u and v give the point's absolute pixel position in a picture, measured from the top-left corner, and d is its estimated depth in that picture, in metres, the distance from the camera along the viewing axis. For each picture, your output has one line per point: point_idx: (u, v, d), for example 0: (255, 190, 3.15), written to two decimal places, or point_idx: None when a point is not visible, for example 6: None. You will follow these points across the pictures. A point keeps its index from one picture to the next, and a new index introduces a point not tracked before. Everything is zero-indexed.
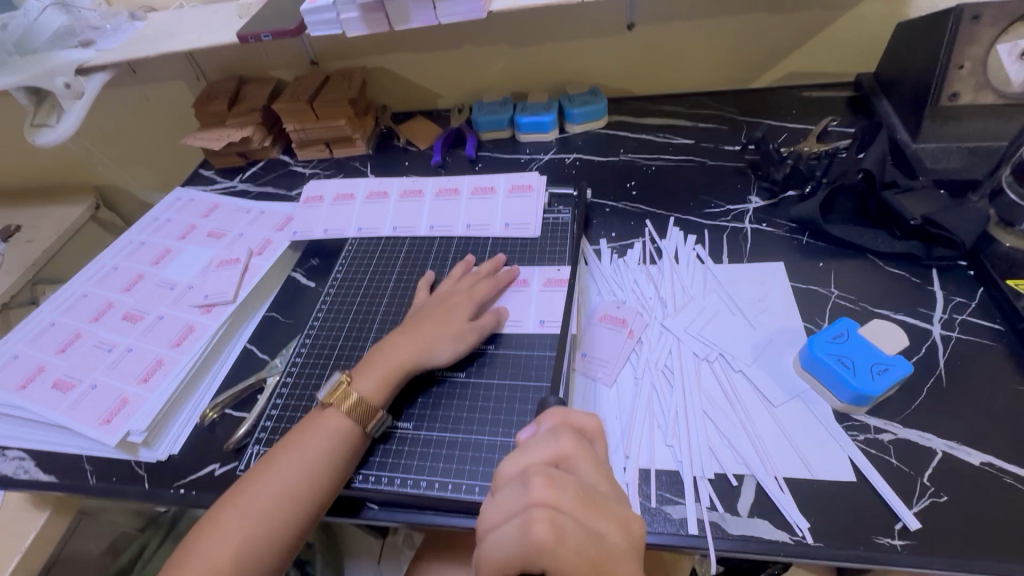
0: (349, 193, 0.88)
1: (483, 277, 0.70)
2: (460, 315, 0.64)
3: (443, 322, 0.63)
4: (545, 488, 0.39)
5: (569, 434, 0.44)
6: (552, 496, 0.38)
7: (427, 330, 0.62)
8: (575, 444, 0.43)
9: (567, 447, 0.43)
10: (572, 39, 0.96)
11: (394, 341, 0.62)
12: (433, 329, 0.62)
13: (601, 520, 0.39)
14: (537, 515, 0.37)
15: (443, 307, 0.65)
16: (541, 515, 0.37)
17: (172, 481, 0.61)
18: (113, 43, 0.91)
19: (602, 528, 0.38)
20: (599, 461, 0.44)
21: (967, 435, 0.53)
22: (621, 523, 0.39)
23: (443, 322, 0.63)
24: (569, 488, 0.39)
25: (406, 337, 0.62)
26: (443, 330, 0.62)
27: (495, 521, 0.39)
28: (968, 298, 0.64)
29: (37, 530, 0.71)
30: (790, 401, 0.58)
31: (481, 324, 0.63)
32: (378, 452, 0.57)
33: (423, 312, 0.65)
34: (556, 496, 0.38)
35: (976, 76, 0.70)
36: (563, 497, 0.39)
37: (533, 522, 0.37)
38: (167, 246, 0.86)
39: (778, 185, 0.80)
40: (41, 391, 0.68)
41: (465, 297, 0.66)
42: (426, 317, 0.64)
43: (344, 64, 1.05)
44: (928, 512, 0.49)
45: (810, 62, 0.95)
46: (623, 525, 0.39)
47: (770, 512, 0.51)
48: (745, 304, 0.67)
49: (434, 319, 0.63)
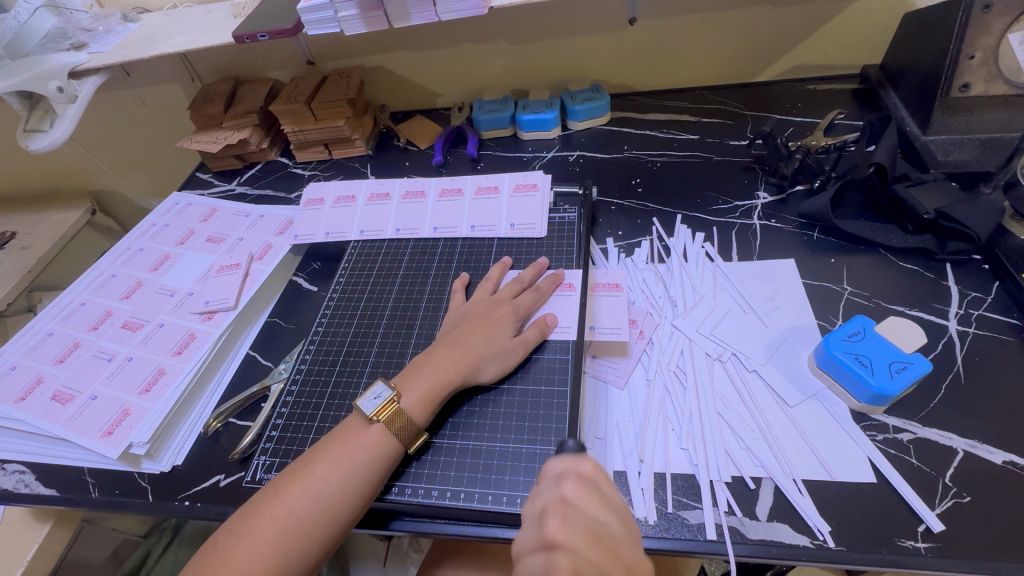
0: (351, 194, 0.86)
1: (525, 286, 0.67)
2: (505, 328, 0.61)
3: (489, 332, 0.60)
4: (559, 530, 0.39)
5: (573, 477, 0.43)
6: (564, 538, 0.39)
7: (472, 344, 0.59)
8: (579, 487, 0.42)
9: (569, 492, 0.42)
10: (574, 34, 0.94)
11: (438, 353, 0.59)
12: (479, 342, 0.59)
13: (613, 565, 0.38)
14: (560, 561, 0.37)
15: (486, 317, 0.62)
16: (562, 559, 0.37)
17: (177, 493, 0.59)
18: (107, 46, 0.89)
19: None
20: (609, 501, 0.42)
21: (987, 433, 0.52)
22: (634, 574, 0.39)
23: (490, 336, 0.60)
24: (582, 529, 0.39)
25: (451, 349, 0.59)
26: (490, 343, 0.60)
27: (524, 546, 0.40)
28: (983, 293, 0.63)
29: (39, 543, 0.69)
30: (806, 401, 0.57)
31: (526, 337, 0.61)
32: (414, 463, 0.55)
33: (466, 323, 0.62)
34: (567, 536, 0.39)
35: (987, 67, 0.68)
36: (577, 539, 0.39)
37: (554, 564, 0.37)
38: (165, 252, 0.85)
39: (786, 181, 0.79)
40: (40, 403, 0.67)
41: (510, 311, 0.63)
42: (470, 328, 0.61)
43: (342, 63, 1.03)
44: (951, 513, 0.48)
45: (815, 55, 0.93)
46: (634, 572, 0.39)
47: (788, 515, 0.50)
48: (757, 303, 0.66)
49: (478, 331, 0.60)
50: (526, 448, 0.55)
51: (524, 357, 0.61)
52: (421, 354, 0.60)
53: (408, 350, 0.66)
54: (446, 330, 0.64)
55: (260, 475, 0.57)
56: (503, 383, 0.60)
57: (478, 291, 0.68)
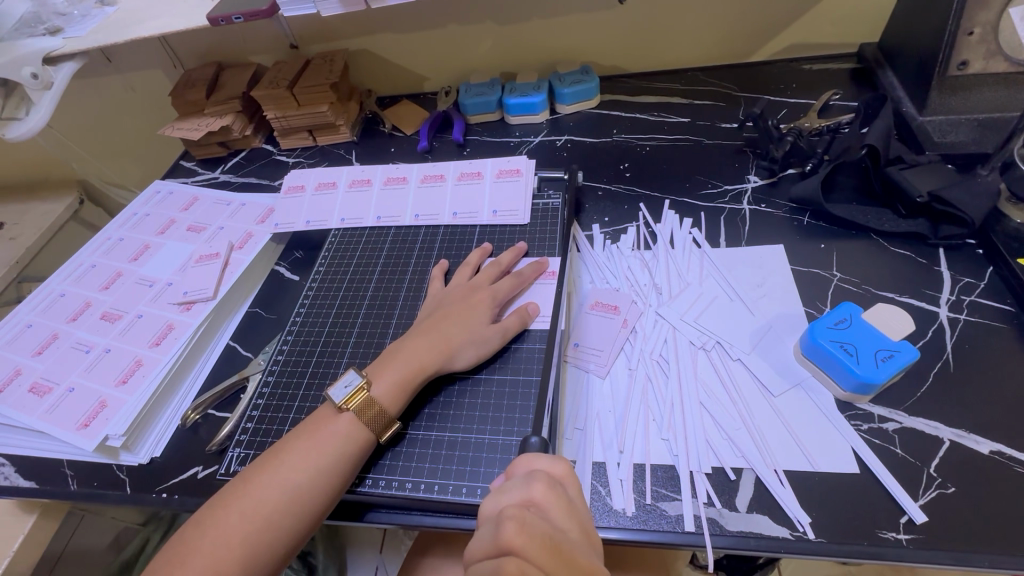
0: (331, 181, 0.85)
1: (503, 271, 0.66)
2: (482, 315, 0.60)
3: (466, 320, 0.59)
4: (515, 535, 0.36)
5: (543, 476, 0.42)
6: (520, 542, 0.36)
7: (447, 330, 0.58)
8: (548, 490, 0.40)
9: (537, 493, 0.40)
10: (562, 14, 0.91)
11: (412, 341, 0.58)
12: (454, 329, 0.58)
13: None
14: (508, 564, 0.34)
15: (461, 303, 0.61)
16: (511, 564, 0.34)
17: (155, 485, 0.59)
18: (82, 30, 0.87)
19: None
20: (574, 509, 0.40)
21: (974, 423, 0.51)
22: None
23: (465, 322, 0.59)
24: (539, 534, 0.36)
25: (426, 337, 0.57)
26: (468, 331, 0.58)
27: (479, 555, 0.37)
28: (977, 279, 0.61)
29: (24, 534, 0.69)
30: (789, 390, 0.56)
31: (504, 325, 0.60)
32: (388, 455, 0.55)
33: (442, 309, 0.61)
34: (523, 542, 0.36)
35: (987, 43, 0.65)
36: (532, 544, 0.36)
37: (501, 569, 0.34)
38: (145, 242, 0.83)
39: (777, 164, 0.76)
40: (17, 395, 0.66)
41: (488, 296, 0.61)
42: (445, 314, 0.60)
43: (326, 47, 1.01)
44: (934, 504, 0.47)
45: (811, 33, 0.91)
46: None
47: (767, 506, 0.49)
48: (743, 289, 0.65)
49: (454, 317, 0.59)
50: (502, 439, 0.54)
51: (502, 345, 0.60)
52: (396, 343, 0.59)
53: (386, 340, 0.64)
54: (422, 318, 0.62)
55: (234, 467, 0.57)
56: (479, 372, 0.59)
57: (457, 277, 0.66)
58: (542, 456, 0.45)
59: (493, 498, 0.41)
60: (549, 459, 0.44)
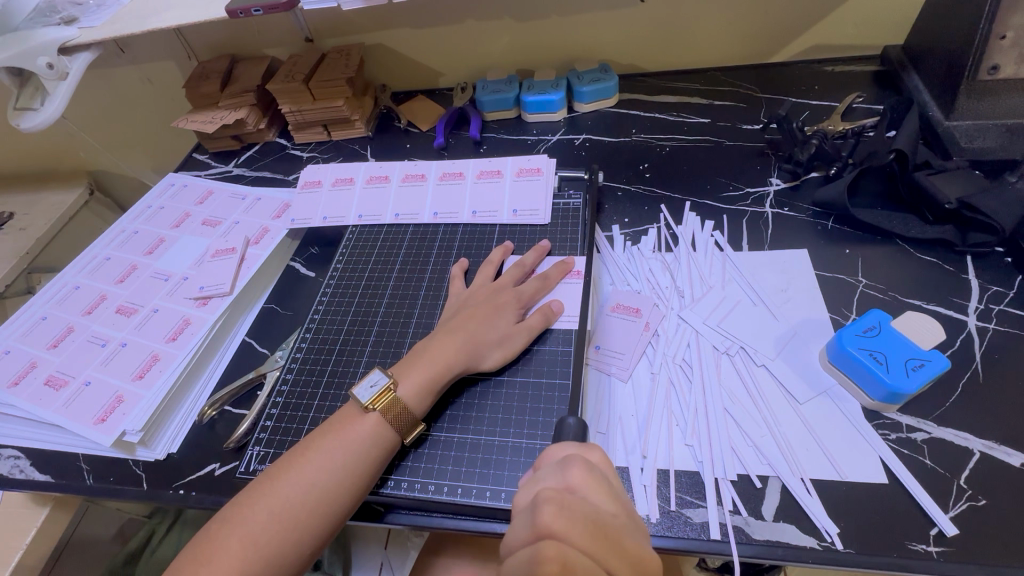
0: (349, 177, 0.84)
1: (526, 272, 0.66)
2: (507, 316, 0.59)
3: (489, 321, 0.58)
4: (554, 519, 0.33)
5: (580, 462, 0.38)
6: (560, 526, 0.33)
7: (470, 330, 0.57)
8: (587, 473, 0.37)
9: (576, 479, 0.37)
10: (582, 12, 0.90)
11: (438, 340, 0.57)
12: (479, 329, 0.58)
13: (615, 558, 0.33)
14: (547, 551, 0.32)
15: (488, 303, 0.60)
16: (550, 549, 0.32)
17: (171, 481, 0.59)
18: (98, 20, 0.86)
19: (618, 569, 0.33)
20: (614, 489, 0.38)
21: (1005, 435, 0.50)
22: (636, 564, 0.34)
23: (490, 323, 0.58)
24: (580, 519, 0.34)
25: (452, 337, 0.57)
26: (492, 332, 0.58)
27: (514, 545, 0.35)
28: (1005, 287, 0.60)
29: (37, 527, 0.69)
30: (816, 398, 0.55)
31: (529, 324, 0.59)
32: (411, 456, 0.54)
33: (466, 309, 0.60)
34: (564, 526, 0.33)
35: (1020, 47, 0.64)
36: (573, 529, 0.33)
37: (541, 555, 0.32)
38: (160, 235, 0.83)
39: (801, 167, 0.76)
40: (33, 389, 0.66)
41: (514, 297, 0.61)
42: (471, 314, 0.59)
43: (342, 41, 1.00)
44: (965, 516, 0.46)
45: (834, 34, 0.89)
46: (637, 563, 0.34)
47: (795, 515, 0.48)
48: (768, 294, 0.64)
49: (478, 318, 0.58)
50: (525, 442, 0.53)
51: (526, 347, 0.60)
52: (420, 343, 0.59)
53: (405, 342, 0.64)
54: (445, 319, 0.62)
55: (254, 466, 0.56)
56: (505, 373, 0.59)
57: (479, 277, 0.66)
58: (576, 444, 0.43)
59: (530, 485, 0.39)
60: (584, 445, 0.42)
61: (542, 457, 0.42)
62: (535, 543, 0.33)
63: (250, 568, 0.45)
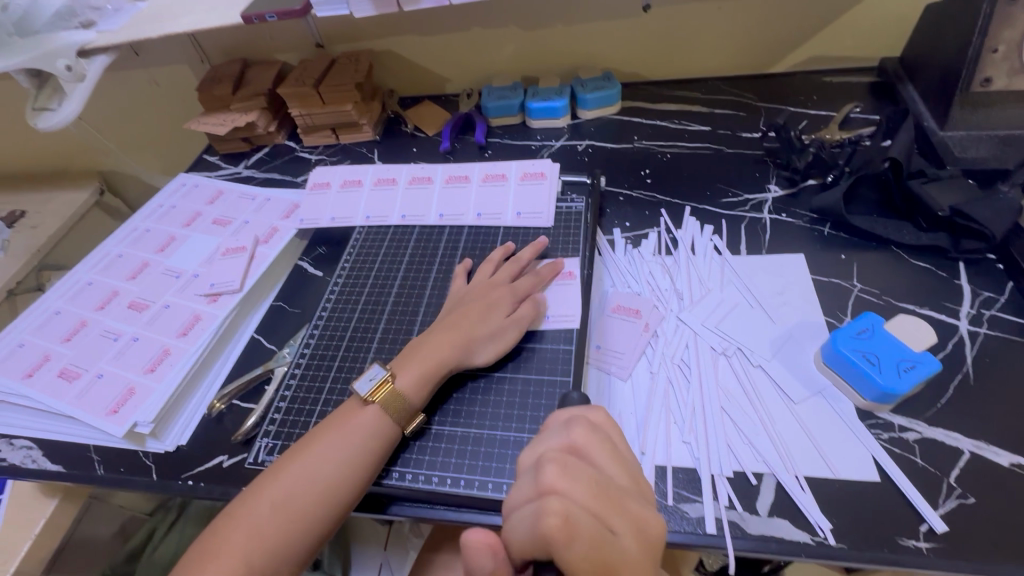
0: (357, 179, 0.86)
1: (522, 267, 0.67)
2: (501, 313, 0.61)
3: (486, 319, 0.60)
4: (558, 477, 0.36)
5: (583, 423, 0.42)
6: (563, 485, 0.36)
7: (468, 327, 0.59)
8: (589, 435, 0.41)
9: (579, 438, 0.41)
10: (586, 22, 0.93)
11: (434, 336, 0.59)
12: (474, 325, 0.59)
13: (618, 518, 0.36)
14: (552, 504, 0.35)
15: (482, 299, 0.62)
16: (554, 504, 0.35)
17: (181, 472, 0.60)
18: (115, 24, 0.88)
19: (621, 529, 0.35)
20: (616, 453, 0.41)
21: (994, 436, 0.52)
22: (638, 525, 0.36)
23: (483, 318, 0.60)
24: (584, 477, 0.37)
25: (448, 332, 0.59)
26: (488, 328, 0.59)
27: (518, 502, 0.37)
28: (997, 293, 0.62)
29: (46, 517, 0.70)
30: (811, 398, 0.56)
31: (519, 317, 0.61)
32: (415, 450, 0.56)
33: (461, 306, 0.62)
34: (567, 484, 0.36)
35: (1011, 61, 0.66)
36: (578, 487, 0.36)
37: (546, 508, 0.34)
38: (172, 234, 0.85)
39: (798, 174, 0.78)
40: (46, 380, 0.68)
41: (508, 293, 0.63)
42: (465, 310, 0.61)
43: (351, 47, 1.02)
44: (955, 514, 0.48)
45: (833, 45, 0.91)
46: (639, 526, 0.36)
47: (788, 511, 0.50)
48: (765, 297, 0.65)
49: (474, 313, 0.60)
50: (527, 437, 0.55)
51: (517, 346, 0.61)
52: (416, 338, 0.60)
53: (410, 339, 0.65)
54: (439, 316, 0.63)
55: (262, 457, 0.58)
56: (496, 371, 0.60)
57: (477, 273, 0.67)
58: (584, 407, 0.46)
59: (534, 447, 0.42)
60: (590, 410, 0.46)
61: (550, 419, 0.46)
62: (538, 500, 0.36)
63: (258, 557, 0.46)
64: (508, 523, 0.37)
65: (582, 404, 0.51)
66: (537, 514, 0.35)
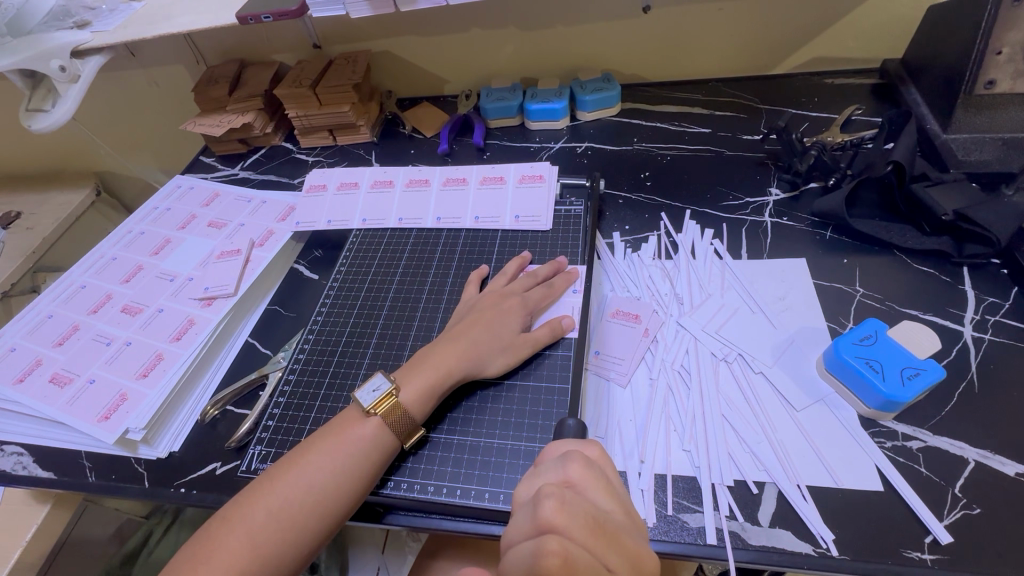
0: (353, 182, 0.85)
1: (539, 282, 0.66)
2: (512, 323, 0.60)
3: (490, 328, 0.59)
4: (555, 513, 0.35)
5: (579, 457, 0.41)
6: (560, 521, 0.35)
7: (476, 338, 0.58)
8: (585, 469, 0.40)
9: (575, 473, 0.40)
10: (585, 22, 0.92)
11: (440, 348, 0.58)
12: (481, 336, 0.58)
13: (613, 555, 0.35)
14: (550, 544, 0.34)
15: (493, 308, 0.61)
16: (553, 543, 0.34)
17: (173, 479, 0.59)
18: (110, 25, 0.87)
19: (616, 565, 0.35)
20: (613, 488, 0.40)
21: (1000, 445, 0.51)
22: (633, 561, 0.36)
23: (494, 328, 0.59)
24: (580, 512, 0.36)
25: (451, 343, 0.58)
26: (497, 338, 0.59)
27: (516, 539, 0.37)
28: (1002, 298, 0.61)
29: (38, 524, 0.69)
30: (813, 405, 0.56)
31: (535, 336, 0.60)
32: (410, 458, 0.55)
33: (473, 314, 0.61)
34: (564, 520, 0.35)
35: (1015, 62, 0.63)
36: (573, 523, 0.35)
37: (544, 548, 0.34)
38: (166, 236, 0.84)
39: (800, 177, 0.77)
40: (38, 385, 0.67)
41: (518, 304, 0.62)
42: (476, 320, 0.60)
43: (348, 47, 1.01)
44: (960, 525, 0.47)
45: (834, 47, 0.91)
46: (635, 562, 0.36)
47: (790, 521, 0.49)
48: (767, 302, 0.65)
49: (483, 323, 0.59)
50: (525, 446, 0.54)
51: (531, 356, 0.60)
52: (424, 348, 0.59)
53: (406, 346, 0.64)
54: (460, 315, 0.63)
55: (256, 464, 0.57)
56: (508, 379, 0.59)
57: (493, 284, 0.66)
58: (573, 442, 0.46)
59: (530, 479, 0.41)
60: (583, 443, 0.45)
61: (548, 451, 0.45)
62: (537, 537, 0.35)
63: (265, 551, 0.46)
64: (505, 561, 0.36)
65: (578, 434, 0.49)
66: (535, 552, 0.34)
